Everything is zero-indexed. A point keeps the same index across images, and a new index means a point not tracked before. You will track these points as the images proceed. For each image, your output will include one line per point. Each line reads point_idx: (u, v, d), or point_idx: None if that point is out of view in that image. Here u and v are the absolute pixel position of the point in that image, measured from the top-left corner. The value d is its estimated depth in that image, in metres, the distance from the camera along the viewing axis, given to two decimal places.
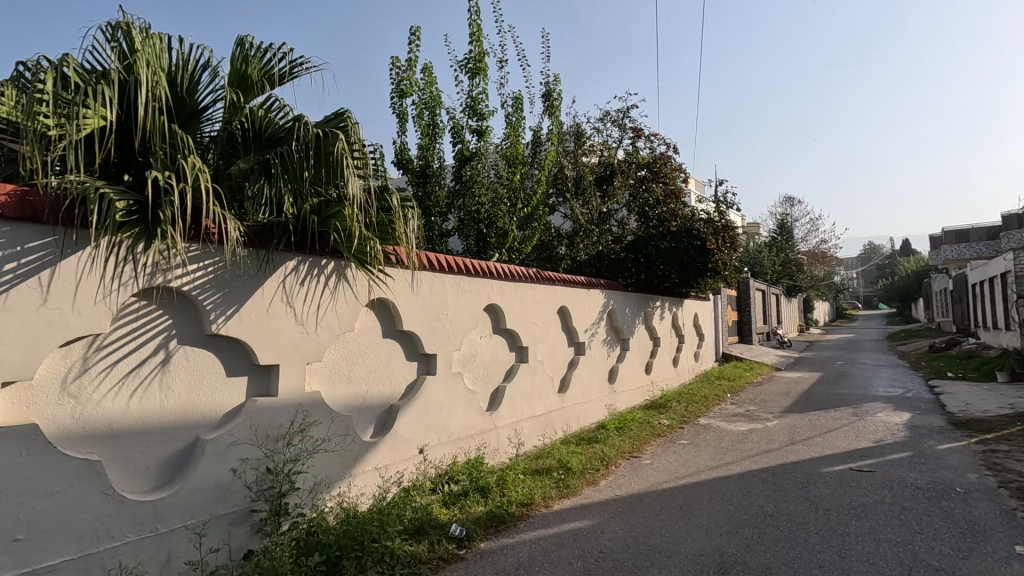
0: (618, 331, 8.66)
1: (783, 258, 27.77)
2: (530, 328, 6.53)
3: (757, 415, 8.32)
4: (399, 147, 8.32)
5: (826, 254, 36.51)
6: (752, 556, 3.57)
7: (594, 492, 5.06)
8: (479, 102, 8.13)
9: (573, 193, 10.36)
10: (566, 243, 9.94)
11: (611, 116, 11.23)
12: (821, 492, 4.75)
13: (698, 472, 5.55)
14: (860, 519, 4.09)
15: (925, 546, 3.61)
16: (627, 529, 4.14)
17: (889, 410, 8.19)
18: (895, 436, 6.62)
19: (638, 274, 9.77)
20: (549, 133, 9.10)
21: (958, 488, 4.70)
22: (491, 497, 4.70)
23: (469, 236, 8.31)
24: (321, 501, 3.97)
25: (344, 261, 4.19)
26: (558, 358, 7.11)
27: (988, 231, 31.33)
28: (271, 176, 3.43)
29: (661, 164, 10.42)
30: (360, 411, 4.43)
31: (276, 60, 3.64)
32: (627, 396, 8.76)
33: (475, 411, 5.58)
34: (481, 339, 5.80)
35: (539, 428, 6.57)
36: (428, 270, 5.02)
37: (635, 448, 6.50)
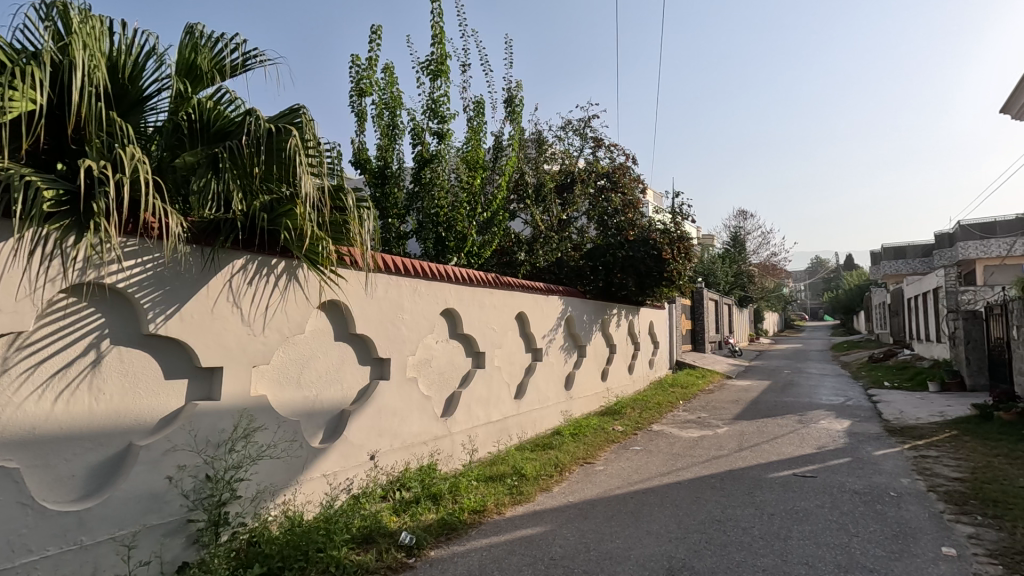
0: (575, 338, 8.74)
1: (736, 270, 28.70)
2: (487, 333, 6.50)
3: (708, 422, 8.52)
4: (357, 145, 8.15)
5: (777, 266, 37.98)
6: (699, 560, 3.63)
7: (547, 499, 5.06)
8: (440, 104, 8.07)
9: (533, 200, 10.27)
10: (526, 249, 9.79)
11: (573, 125, 11.35)
12: (766, 497, 4.89)
13: (650, 478, 5.64)
14: (802, 524, 4.23)
15: (861, 548, 3.76)
16: (579, 535, 4.14)
17: (831, 418, 8.53)
18: (835, 443, 6.90)
19: (597, 281, 9.99)
20: (511, 138, 9.09)
21: (892, 492, 4.93)
22: (442, 504, 4.63)
23: (428, 240, 8.20)
24: (264, 510, 3.81)
25: (295, 261, 4.05)
26: (515, 364, 7.11)
27: (923, 249, 33.30)
28: (218, 171, 3.34)
29: (619, 174, 10.60)
30: (310, 416, 4.30)
31: (228, 51, 3.51)
32: (582, 402, 8.82)
33: (429, 417, 5.50)
34: (438, 343, 5.73)
35: (494, 434, 6.52)
36: (384, 272, 4.94)
37: (589, 455, 6.55)
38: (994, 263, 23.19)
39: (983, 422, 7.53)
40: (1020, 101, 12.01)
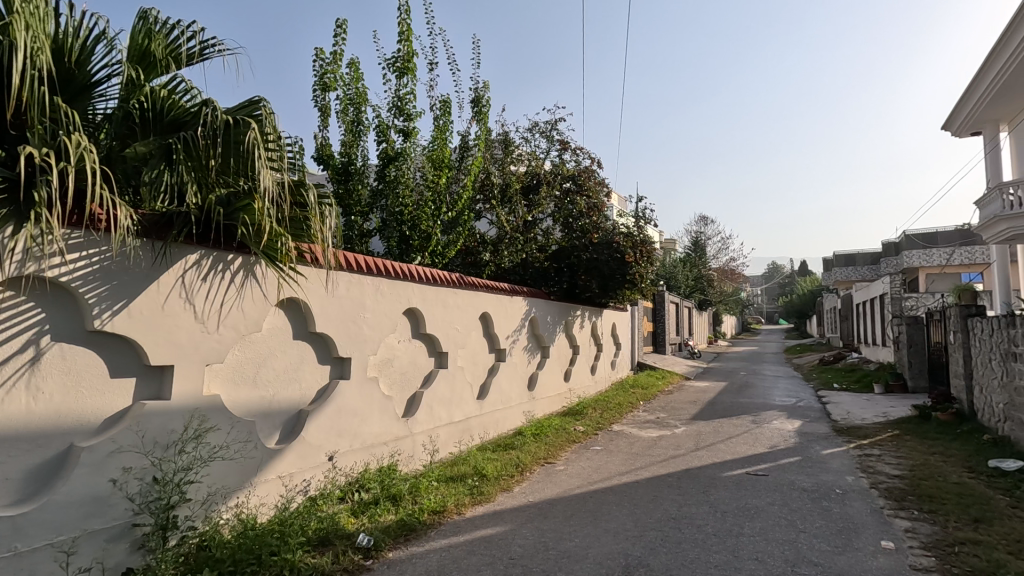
0: (539, 339, 8.79)
1: (697, 273, 29.41)
2: (451, 333, 6.47)
3: (666, 422, 8.71)
4: (320, 141, 7.99)
5: (736, 271, 39.12)
6: (655, 558, 3.71)
7: (508, 499, 5.08)
8: (406, 102, 8.00)
9: (499, 200, 10.26)
10: (492, 251, 9.73)
11: (540, 127, 11.40)
12: (721, 495, 5.03)
13: (609, 478, 5.73)
14: (753, 521, 4.37)
15: (807, 543, 3.91)
16: (539, 535, 4.17)
17: (783, 418, 8.83)
18: (787, 442, 7.16)
19: (562, 283, 10.45)
20: (477, 138, 9.07)
21: (837, 489, 5.15)
22: (402, 505, 4.59)
23: (391, 238, 8.12)
24: (215, 513, 3.70)
25: (252, 257, 3.95)
26: (478, 365, 7.10)
27: (872, 256, 34.82)
28: (172, 162, 3.24)
29: (585, 177, 10.67)
30: (266, 416, 4.19)
31: (185, 39, 3.39)
32: (545, 403, 8.87)
33: (390, 417, 5.44)
34: (400, 343, 5.68)
35: (456, 435, 6.49)
36: (346, 270, 4.87)
37: (550, 455, 6.60)
38: (936, 272, 24.38)
39: (922, 422, 7.95)
40: (959, 118, 12.77)
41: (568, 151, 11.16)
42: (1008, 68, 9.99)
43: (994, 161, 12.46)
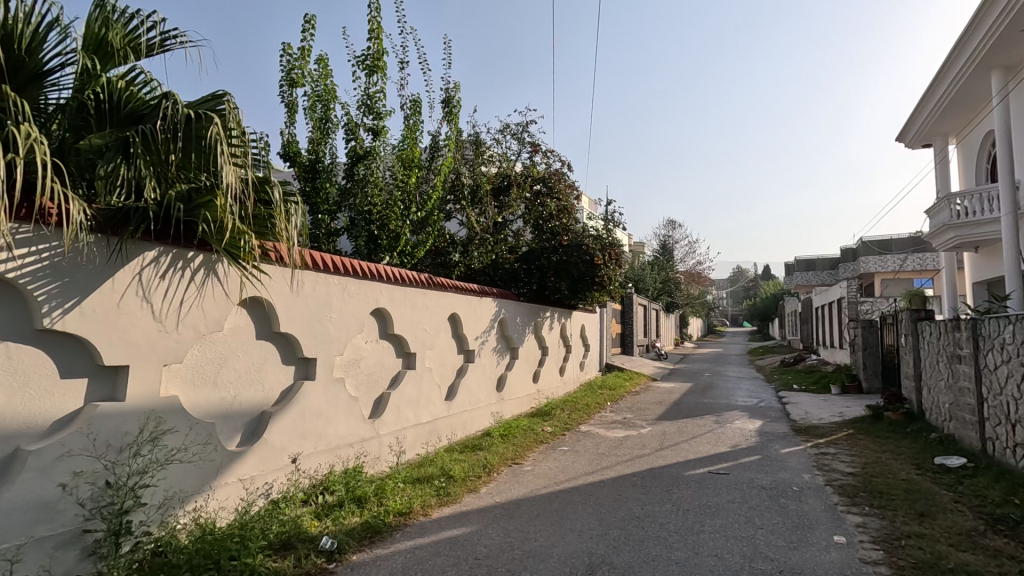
0: (508, 339, 8.82)
1: (664, 277, 29.94)
2: (419, 334, 6.44)
3: (632, 422, 8.86)
4: (286, 137, 7.83)
5: (702, 274, 39.97)
6: (618, 556, 3.77)
7: (474, 499, 5.08)
8: (376, 101, 7.92)
9: (469, 201, 10.28)
10: (461, 250, 9.83)
11: (511, 128, 11.45)
12: (683, 494, 5.15)
13: (575, 478, 5.78)
14: (713, 518, 4.48)
15: (764, 539, 4.04)
16: (504, 535, 4.19)
17: (745, 418, 9.08)
18: (748, 441, 7.36)
19: (531, 284, 10.37)
20: (447, 139, 9.04)
21: (794, 487, 5.32)
22: (367, 508, 4.54)
23: (360, 237, 8.05)
24: (171, 518, 3.59)
25: (214, 255, 3.85)
26: (446, 366, 7.08)
27: (831, 262, 36.06)
28: (129, 156, 3.13)
29: (555, 180, 10.75)
30: (226, 418, 4.09)
31: (144, 29, 3.30)
32: (513, 404, 8.90)
33: (356, 418, 5.37)
34: (367, 343, 5.62)
35: (423, 436, 6.46)
36: (312, 269, 4.79)
37: (517, 455, 6.63)
38: (890, 277, 25.38)
39: (875, 421, 8.27)
40: (911, 131, 13.35)
41: (538, 154, 11.24)
42: (956, 84, 10.49)
43: (943, 172, 13.07)
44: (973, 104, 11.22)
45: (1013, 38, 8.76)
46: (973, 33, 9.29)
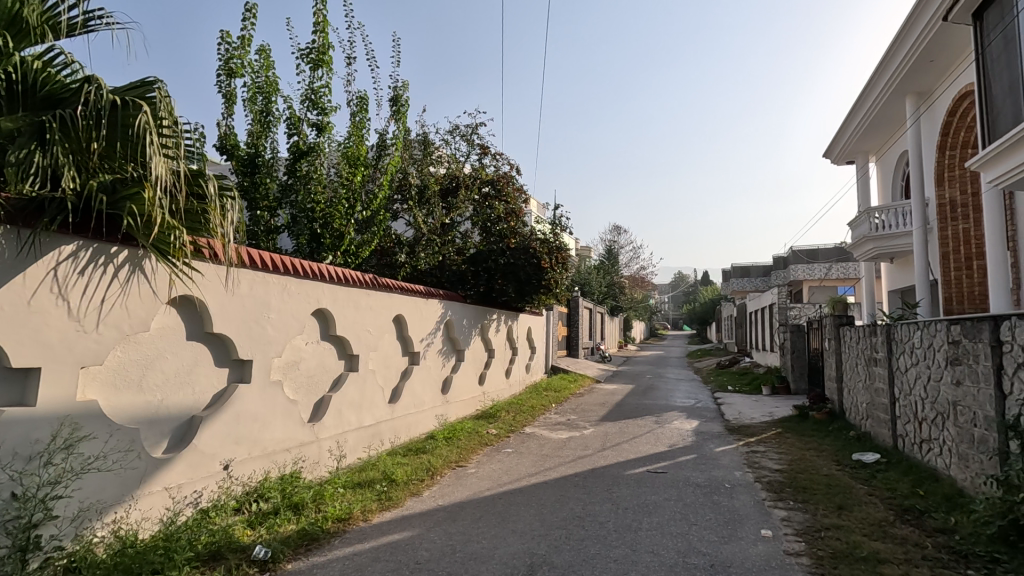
0: (454, 341, 8.78)
1: (609, 281, 30.63)
2: (363, 335, 6.31)
3: (576, 423, 9.01)
4: (223, 129, 7.49)
5: (645, 279, 41.17)
6: (559, 555, 3.82)
7: (417, 503, 5.02)
8: (320, 96, 7.71)
9: (416, 202, 10.13)
10: (407, 250, 9.78)
11: (460, 130, 11.41)
12: (623, 493, 5.28)
13: (519, 479, 5.83)
14: (651, 516, 4.63)
15: (697, 535, 4.20)
16: (446, 538, 4.17)
17: (683, 419, 9.42)
18: (685, 441, 7.64)
19: (478, 286, 10.39)
20: (395, 138, 8.91)
21: (726, 484, 5.57)
22: (304, 514, 4.40)
23: (301, 235, 7.79)
24: (88, 531, 3.35)
25: (141, 250, 3.64)
26: (390, 368, 6.96)
27: (764, 270, 37.99)
28: (45, 142, 2.91)
29: (503, 182, 10.81)
30: (152, 423, 3.87)
31: (64, 6, 3.07)
32: (458, 406, 8.87)
33: (294, 422, 5.19)
34: (307, 345, 5.45)
35: (365, 440, 6.32)
36: (249, 268, 4.61)
37: (461, 458, 6.60)
38: (816, 284, 26.97)
39: (801, 420, 8.77)
40: (837, 147, 14.22)
41: (487, 156, 11.26)
42: (876, 106, 11.29)
43: (865, 187, 14.03)
44: (891, 125, 12.12)
45: (924, 67, 9.55)
46: (890, 61, 10.05)
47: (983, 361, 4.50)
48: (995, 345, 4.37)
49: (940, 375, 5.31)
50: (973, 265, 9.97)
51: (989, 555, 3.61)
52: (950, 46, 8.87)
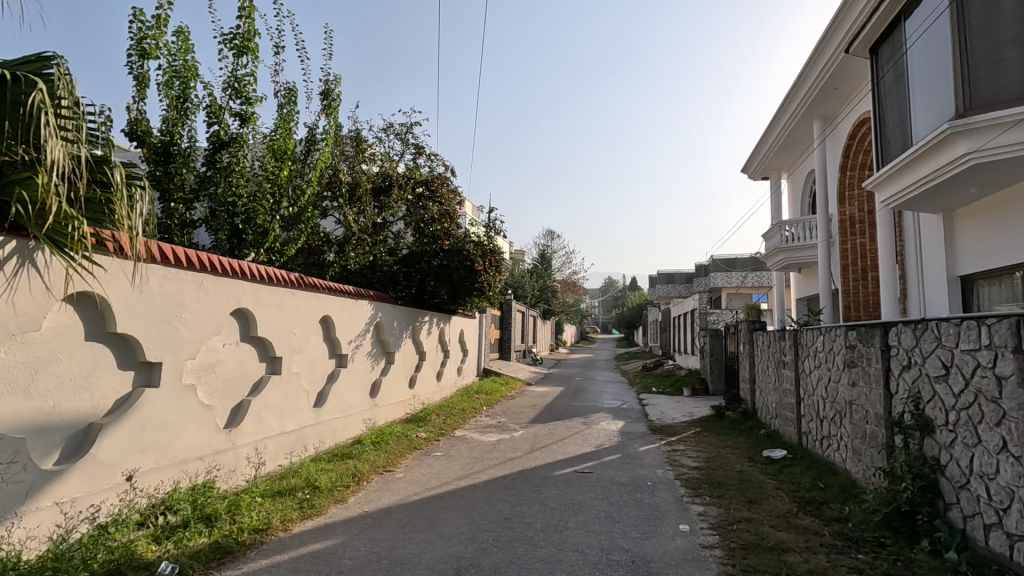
0: (384, 344, 8.60)
1: (542, 285, 31.08)
2: (286, 337, 6.04)
3: (506, 426, 9.06)
4: (134, 114, 6.95)
5: (577, 284, 42.11)
6: (486, 557, 3.82)
7: (341, 510, 4.86)
8: (245, 84, 7.34)
9: (347, 200, 9.89)
10: (336, 250, 9.56)
11: (395, 128, 11.20)
12: (551, 493, 5.37)
13: (448, 483, 5.78)
14: (577, 515, 4.73)
15: (621, 532, 4.34)
16: (371, 545, 4.06)
17: (609, 420, 9.70)
18: (611, 441, 7.87)
19: (410, 288, 10.25)
20: (325, 133, 8.61)
21: (648, 482, 5.80)
22: (217, 526, 4.14)
23: (221, 231, 7.37)
24: None
25: (32, 242, 3.30)
26: (316, 371, 6.70)
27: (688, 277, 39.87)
28: None
29: (438, 183, 10.66)
30: (42, 432, 3.51)
31: None
32: (387, 410, 8.67)
33: (208, 429, 4.88)
34: (225, 346, 5.14)
35: (287, 446, 6.04)
36: (160, 263, 4.30)
37: (389, 463, 6.47)
38: (734, 292, 28.60)
39: (718, 420, 9.28)
40: (754, 164, 15.20)
41: (422, 156, 11.13)
42: (788, 127, 12.17)
43: (778, 202, 15.06)
44: (800, 146, 13.10)
45: (830, 94, 10.40)
46: (801, 86, 10.88)
47: (875, 364, 4.96)
48: (884, 349, 4.82)
49: (839, 377, 5.78)
50: (869, 276, 10.94)
51: (877, 539, 3.98)
52: (852, 76, 9.72)
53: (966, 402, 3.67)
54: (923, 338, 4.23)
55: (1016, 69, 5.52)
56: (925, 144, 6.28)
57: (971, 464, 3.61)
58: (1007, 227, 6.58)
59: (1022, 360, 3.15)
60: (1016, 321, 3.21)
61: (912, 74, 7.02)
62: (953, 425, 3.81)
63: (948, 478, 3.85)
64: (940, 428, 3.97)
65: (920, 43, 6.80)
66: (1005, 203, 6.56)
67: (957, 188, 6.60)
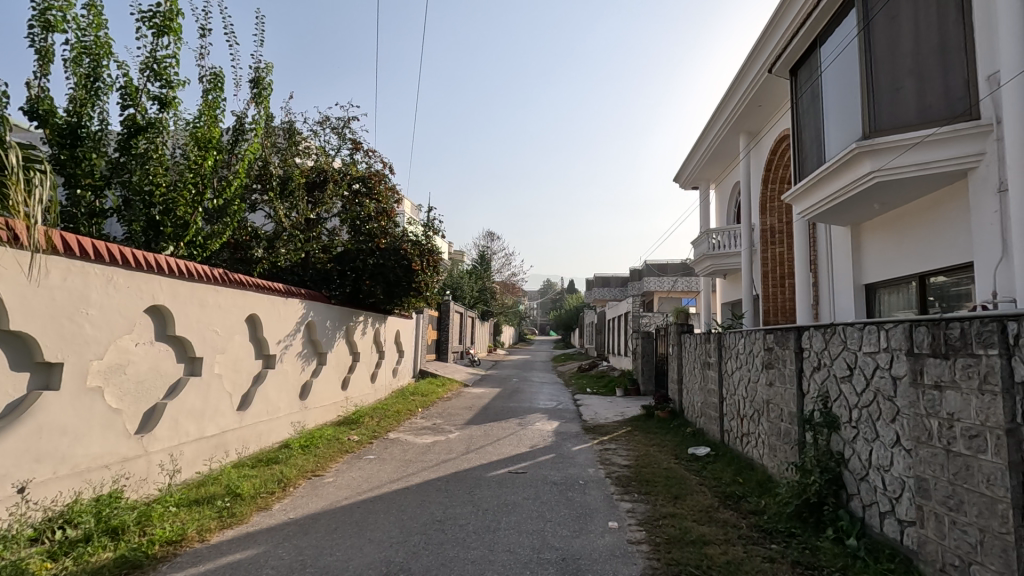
0: (315, 344, 8.31)
1: (481, 286, 31.07)
2: (208, 336, 5.70)
3: (441, 427, 8.99)
4: (35, 91, 6.36)
5: (516, 286, 42.39)
6: (417, 561, 3.77)
7: (265, 518, 4.64)
8: (165, 67, 6.88)
9: (278, 193, 9.45)
10: (265, 245, 9.16)
11: (330, 122, 10.86)
12: (483, 494, 5.37)
13: (379, 486, 5.65)
14: (509, 515, 4.76)
15: (552, 530, 4.41)
16: (296, 552, 3.91)
17: (545, 421, 9.82)
18: (545, 441, 7.97)
19: (344, 287, 10.06)
20: (255, 122, 8.22)
21: (580, 480, 5.92)
22: (124, 540, 3.85)
23: (135, 222, 6.87)
24: None
25: None
26: (240, 373, 6.37)
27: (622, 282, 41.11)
28: None
29: (375, 180, 10.33)
30: None
31: None
32: (318, 412, 8.37)
33: (115, 434, 4.52)
34: (138, 346, 4.79)
35: (206, 452, 5.71)
36: (62, 255, 3.96)
37: (318, 467, 6.23)
38: (665, 296, 29.76)
39: (648, 419, 9.61)
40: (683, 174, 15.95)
41: (359, 152, 10.81)
42: (716, 140, 12.79)
43: (705, 211, 15.80)
44: (727, 158, 13.80)
45: (754, 110, 11.03)
46: (728, 102, 11.47)
47: (789, 365, 5.30)
48: (798, 350, 5.16)
49: (758, 377, 6.13)
50: (786, 283, 11.50)
51: (788, 530, 4.25)
52: (773, 95, 10.36)
53: (867, 400, 3.99)
54: (831, 341, 4.56)
55: (913, 98, 6.10)
56: (834, 164, 6.83)
57: (870, 457, 3.93)
58: (904, 239, 7.23)
59: (914, 361, 3.45)
60: (909, 326, 3.53)
61: (826, 95, 7.57)
62: (855, 421, 4.13)
63: (850, 471, 4.17)
64: (844, 424, 4.29)
65: (833, 67, 7.35)
66: (903, 218, 7.22)
67: (862, 203, 7.18)
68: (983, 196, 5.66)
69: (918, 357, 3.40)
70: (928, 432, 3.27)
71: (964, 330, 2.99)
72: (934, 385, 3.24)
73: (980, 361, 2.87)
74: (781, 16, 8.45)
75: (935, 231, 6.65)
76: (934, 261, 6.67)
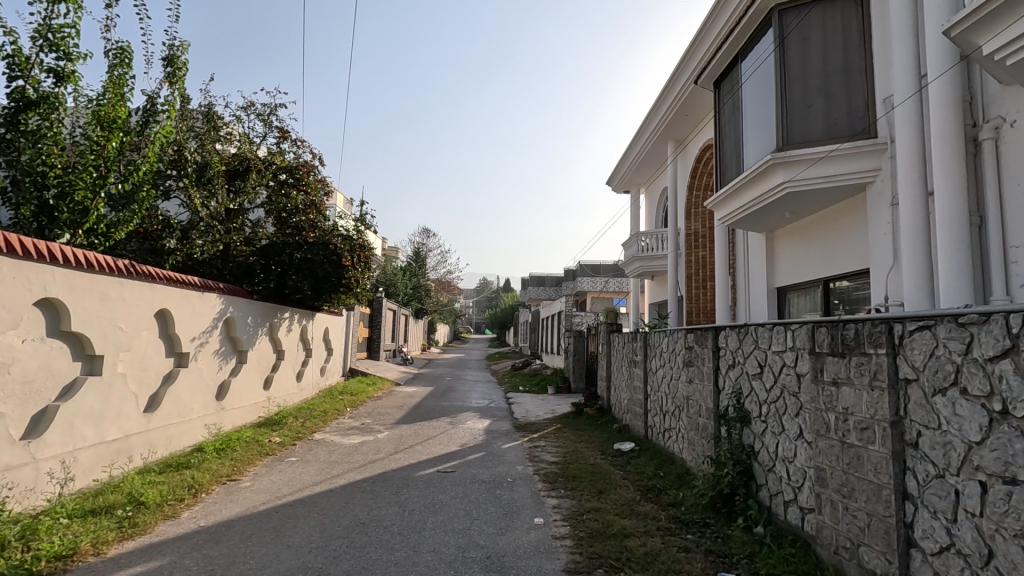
0: (234, 342, 7.86)
1: (415, 283, 30.63)
2: (109, 332, 5.25)
3: (370, 427, 8.77)
4: None
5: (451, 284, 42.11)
6: (336, 565, 3.65)
7: (171, 527, 4.34)
8: (63, 37, 6.28)
9: (194, 181, 8.82)
10: (179, 236, 8.53)
11: (255, 108, 10.32)
12: (410, 494, 5.29)
13: (301, 489, 5.43)
14: (436, 515, 4.70)
15: (477, 529, 4.40)
16: (205, 562, 3.68)
17: (476, 419, 9.81)
18: (475, 440, 7.97)
19: (267, 282, 9.60)
20: (168, 103, 7.68)
21: (508, 478, 5.95)
22: (3, 556, 3.45)
23: (24, 206, 6.23)
24: None
25: None
26: (147, 372, 5.92)
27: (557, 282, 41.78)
28: None
29: (303, 171, 9.98)
30: None
31: None
32: (236, 413, 7.94)
33: None
34: (25, 343, 4.34)
35: (107, 457, 5.26)
36: None
37: (234, 471, 5.91)
38: (597, 296, 30.47)
39: (578, 416, 9.82)
40: (615, 177, 16.40)
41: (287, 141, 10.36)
42: (647, 144, 13.16)
43: (636, 215, 16.30)
44: (657, 163, 14.25)
45: (682, 118, 11.48)
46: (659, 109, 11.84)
47: (707, 363, 5.56)
48: (715, 350, 5.44)
49: (679, 374, 6.41)
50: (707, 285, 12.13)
51: (703, 520, 4.47)
52: (700, 103, 10.78)
53: (775, 396, 4.25)
54: (745, 340, 4.84)
55: (821, 115, 6.62)
56: (751, 172, 7.18)
57: (777, 449, 4.19)
58: (812, 247, 7.75)
59: (815, 360, 3.72)
60: (812, 327, 3.79)
61: (745, 107, 8.00)
62: (764, 416, 4.40)
63: (759, 463, 4.43)
64: (755, 419, 4.56)
65: (752, 81, 7.77)
66: (811, 226, 7.76)
67: (776, 212, 7.64)
68: (880, 208, 6.17)
69: (819, 356, 3.66)
70: (827, 425, 3.53)
71: (859, 331, 3.24)
72: (832, 382, 3.49)
73: (871, 360, 3.12)
74: (706, 30, 8.84)
75: (839, 240, 7.17)
76: (837, 267, 7.20)
